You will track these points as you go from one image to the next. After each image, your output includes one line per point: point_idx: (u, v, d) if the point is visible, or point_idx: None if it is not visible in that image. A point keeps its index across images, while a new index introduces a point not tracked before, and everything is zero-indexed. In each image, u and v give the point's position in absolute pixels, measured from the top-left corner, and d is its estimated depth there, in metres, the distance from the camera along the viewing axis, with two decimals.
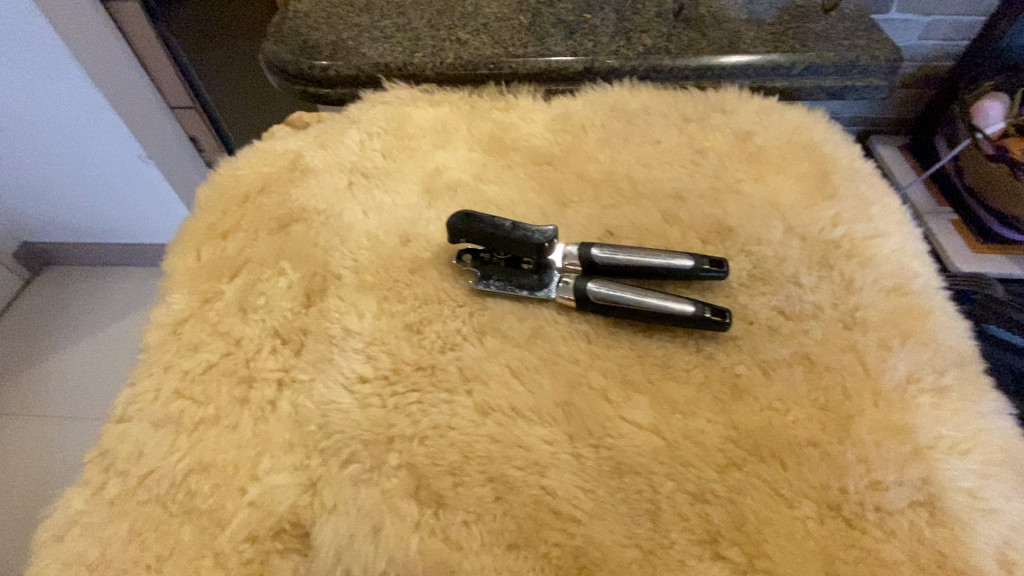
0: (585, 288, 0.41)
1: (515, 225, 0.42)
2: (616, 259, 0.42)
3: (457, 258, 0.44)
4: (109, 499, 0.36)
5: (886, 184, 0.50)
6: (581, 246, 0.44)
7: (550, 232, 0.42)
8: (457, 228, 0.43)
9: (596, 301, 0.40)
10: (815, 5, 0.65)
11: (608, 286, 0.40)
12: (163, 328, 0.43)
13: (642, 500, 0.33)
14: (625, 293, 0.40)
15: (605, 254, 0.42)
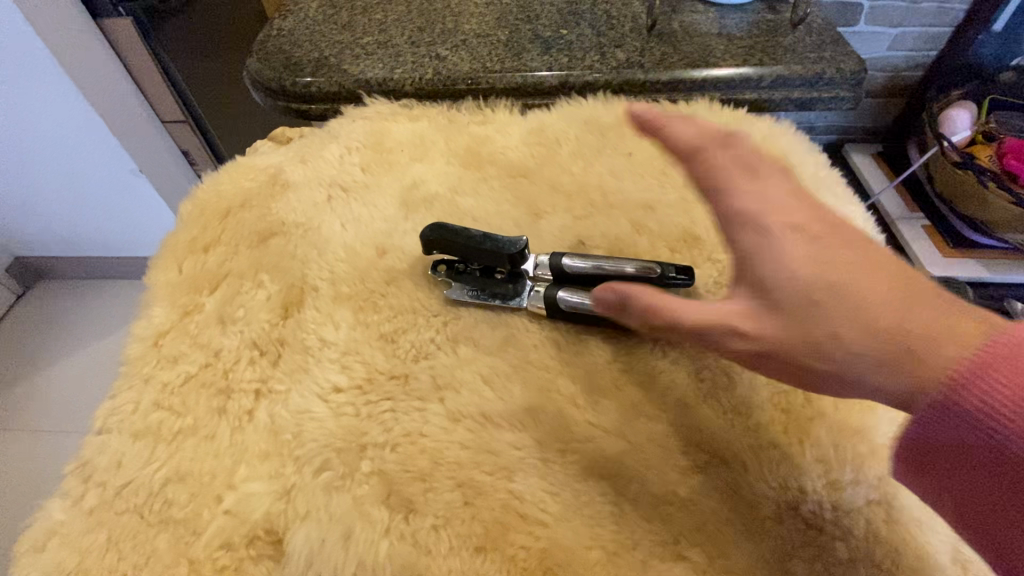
0: (555, 296, 0.42)
1: (487, 237, 0.44)
2: (586, 268, 0.43)
3: (432, 268, 0.45)
4: (88, 510, 0.36)
5: (850, 193, 0.52)
6: (552, 254, 0.45)
7: (520, 243, 0.43)
8: (431, 240, 0.44)
9: (566, 308, 0.42)
10: (784, 19, 0.67)
11: (580, 294, 0.42)
12: (144, 340, 0.43)
13: (606, 502, 0.34)
14: (596, 301, 0.41)
15: (576, 263, 0.44)
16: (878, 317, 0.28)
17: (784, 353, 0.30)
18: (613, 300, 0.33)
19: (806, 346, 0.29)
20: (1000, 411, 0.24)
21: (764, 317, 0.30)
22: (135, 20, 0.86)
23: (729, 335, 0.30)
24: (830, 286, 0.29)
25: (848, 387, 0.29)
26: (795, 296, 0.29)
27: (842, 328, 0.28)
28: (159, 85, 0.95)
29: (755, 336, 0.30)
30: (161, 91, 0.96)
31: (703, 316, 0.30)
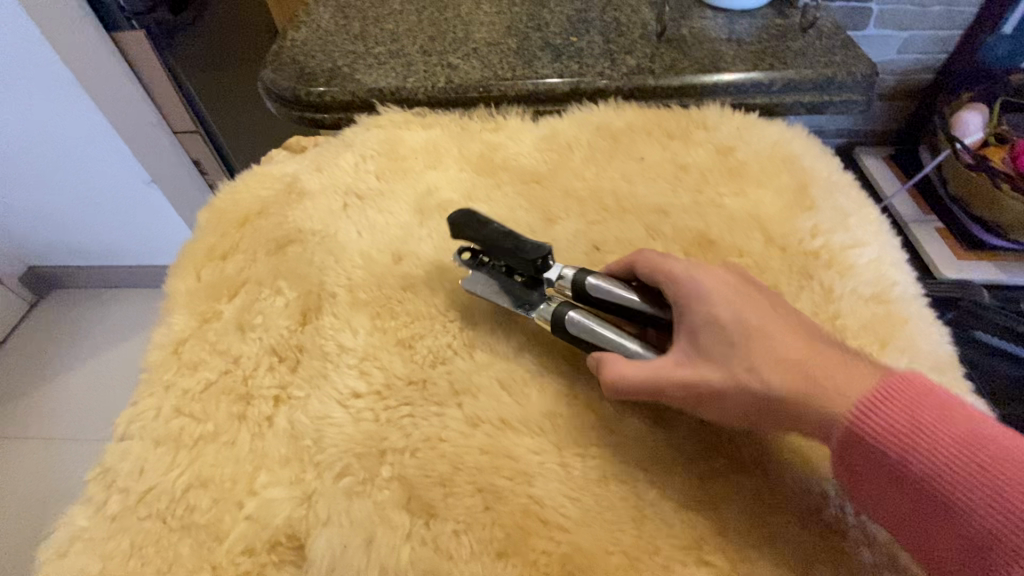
0: (562, 315, 0.40)
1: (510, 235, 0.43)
2: (622, 296, 0.41)
3: (458, 253, 0.46)
4: (111, 516, 0.37)
5: (865, 195, 0.51)
6: (599, 276, 0.41)
7: (542, 244, 0.42)
8: (459, 225, 0.44)
9: (567, 330, 0.39)
10: (794, 23, 0.67)
11: (591, 320, 0.39)
12: (164, 347, 0.44)
13: (628, 506, 0.34)
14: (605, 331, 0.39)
15: (599, 286, 0.41)
16: (788, 356, 0.34)
17: (713, 392, 0.35)
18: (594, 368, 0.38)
19: (735, 380, 0.34)
20: (900, 431, 0.29)
21: (699, 358, 0.36)
22: (147, 32, 0.88)
23: (666, 377, 0.36)
24: (749, 331, 0.35)
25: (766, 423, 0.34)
26: (722, 340, 0.35)
27: (761, 365, 0.34)
28: (169, 92, 0.97)
29: (689, 375, 0.35)
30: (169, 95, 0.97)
31: (652, 371, 0.36)
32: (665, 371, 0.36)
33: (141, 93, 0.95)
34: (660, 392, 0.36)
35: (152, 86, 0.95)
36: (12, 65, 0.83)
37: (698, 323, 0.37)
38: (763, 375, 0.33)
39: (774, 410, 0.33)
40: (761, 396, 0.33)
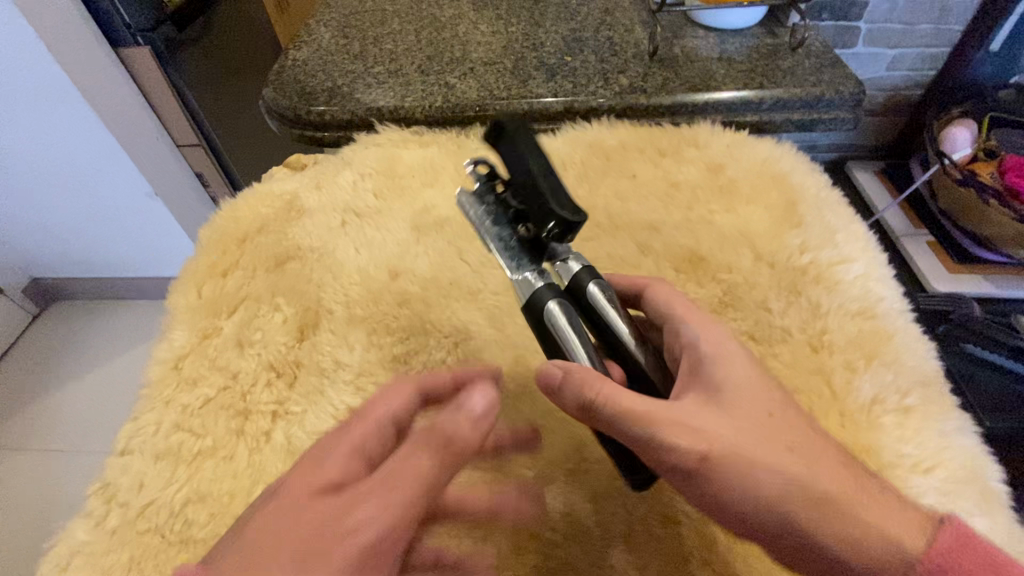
0: (545, 302, 0.34)
1: (544, 181, 0.33)
2: (611, 320, 0.35)
3: (473, 162, 0.38)
4: (111, 530, 0.37)
5: (852, 211, 0.52)
6: (603, 289, 0.35)
7: (573, 220, 0.31)
8: (495, 138, 0.35)
9: (541, 317, 0.34)
10: (783, 43, 0.68)
11: (566, 323, 0.34)
12: (165, 363, 0.45)
13: (616, 523, 0.36)
14: (574, 341, 0.34)
15: (601, 298, 0.35)
16: (830, 452, 0.33)
17: (725, 458, 0.32)
18: (555, 376, 0.33)
19: (763, 453, 0.32)
20: None
21: (728, 420, 0.33)
22: (152, 48, 0.87)
23: (673, 427, 0.32)
24: (795, 413, 0.34)
25: (736, 506, 0.32)
26: (768, 413, 0.34)
27: (804, 449, 0.33)
28: (174, 109, 0.96)
29: (707, 432, 0.32)
30: (175, 112, 0.96)
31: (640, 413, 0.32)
32: (676, 421, 0.32)
33: (140, 96, 0.93)
34: (658, 441, 0.32)
35: (155, 99, 0.94)
36: (17, 76, 0.86)
37: (735, 383, 0.35)
38: (804, 459, 0.32)
39: (771, 493, 0.31)
40: (791, 478, 0.31)
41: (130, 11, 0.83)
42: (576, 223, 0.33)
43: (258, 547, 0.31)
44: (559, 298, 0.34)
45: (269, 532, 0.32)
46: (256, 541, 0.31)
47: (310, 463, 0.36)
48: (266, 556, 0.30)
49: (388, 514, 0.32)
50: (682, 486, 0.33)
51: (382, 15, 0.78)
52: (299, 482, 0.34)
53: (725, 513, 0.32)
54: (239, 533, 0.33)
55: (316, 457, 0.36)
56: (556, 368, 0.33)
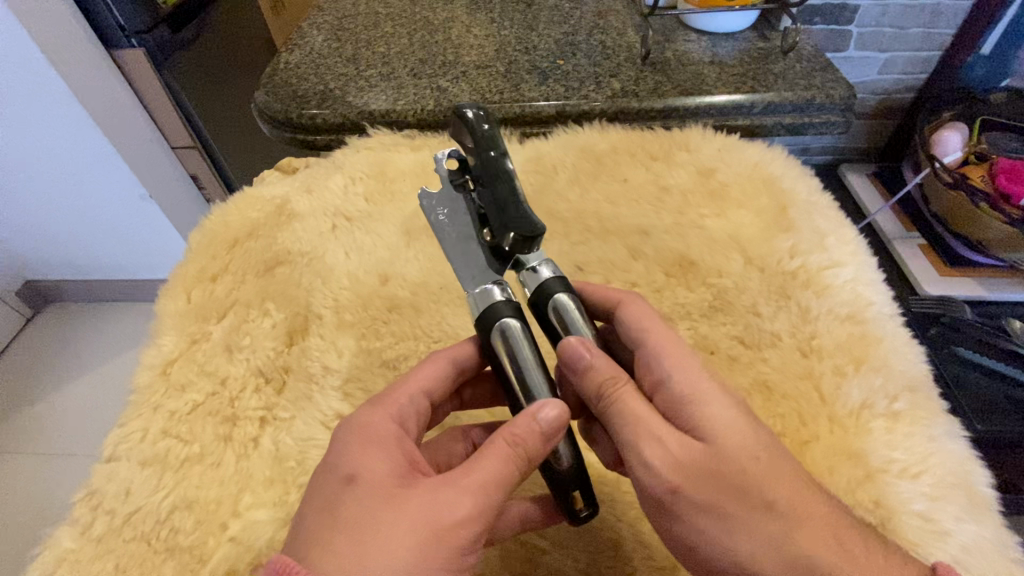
0: (501, 315, 0.33)
1: (499, 193, 0.32)
2: (578, 335, 0.33)
3: (442, 155, 0.39)
4: (96, 537, 0.37)
5: (843, 216, 0.52)
6: (572, 302, 0.34)
7: (525, 235, 0.30)
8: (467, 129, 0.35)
9: (494, 330, 0.33)
10: (775, 47, 0.69)
11: (519, 342, 0.32)
12: (153, 368, 0.44)
13: (605, 529, 0.36)
14: (530, 362, 0.32)
15: (565, 312, 0.34)
16: (819, 513, 0.29)
17: (698, 498, 0.30)
18: (579, 361, 0.32)
19: (737, 507, 0.29)
20: None
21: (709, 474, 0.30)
22: (146, 51, 0.88)
23: (655, 452, 0.30)
24: (792, 465, 0.31)
25: (695, 540, 0.30)
26: (761, 468, 0.30)
27: (789, 507, 0.29)
28: (171, 115, 0.97)
29: (684, 470, 0.30)
30: (170, 117, 0.97)
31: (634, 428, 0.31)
32: (661, 447, 0.30)
33: (135, 101, 0.94)
34: (636, 459, 0.31)
35: (148, 100, 0.95)
36: (12, 81, 0.84)
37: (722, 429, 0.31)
38: (784, 520, 0.29)
39: (736, 541, 0.29)
40: (764, 533, 0.29)
41: (124, 12, 0.83)
42: (532, 237, 0.31)
43: (357, 542, 0.27)
44: (516, 316, 0.33)
45: (362, 523, 0.28)
46: (354, 535, 0.28)
47: (364, 439, 0.32)
48: (371, 550, 0.27)
49: (481, 498, 0.29)
50: (648, 503, 0.32)
51: (375, 19, 0.78)
52: (369, 464, 0.31)
53: (680, 541, 0.31)
54: (318, 520, 0.29)
55: (373, 435, 0.32)
56: (586, 354, 0.32)
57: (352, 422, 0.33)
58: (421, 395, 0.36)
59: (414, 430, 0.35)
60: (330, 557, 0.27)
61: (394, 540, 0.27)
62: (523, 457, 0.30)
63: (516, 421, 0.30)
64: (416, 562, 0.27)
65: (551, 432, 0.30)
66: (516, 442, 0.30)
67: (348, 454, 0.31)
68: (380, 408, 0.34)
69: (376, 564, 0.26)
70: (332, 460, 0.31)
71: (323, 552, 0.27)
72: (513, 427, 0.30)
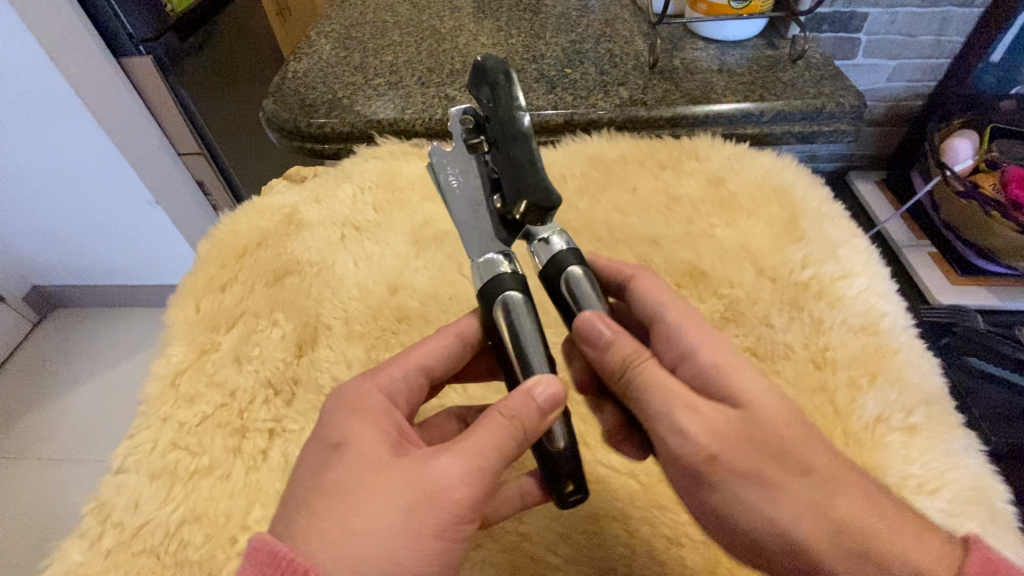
0: (505, 287, 0.32)
1: (514, 155, 0.30)
2: (591, 310, 0.32)
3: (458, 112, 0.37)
4: (105, 551, 0.36)
5: (854, 225, 0.52)
6: (586, 273, 0.32)
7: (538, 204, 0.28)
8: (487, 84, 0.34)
9: (499, 301, 0.32)
10: (784, 55, 0.68)
11: (520, 315, 0.31)
12: (161, 379, 0.44)
13: (618, 544, 0.36)
14: (531, 336, 0.31)
15: (575, 284, 0.32)
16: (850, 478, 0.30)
17: (740, 464, 0.29)
18: (600, 335, 0.31)
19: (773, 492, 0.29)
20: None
21: (744, 461, 0.30)
22: (154, 58, 0.87)
23: (693, 420, 0.30)
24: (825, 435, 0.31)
25: (732, 513, 0.30)
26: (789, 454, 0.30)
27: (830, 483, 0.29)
28: (177, 120, 0.95)
29: (716, 463, 0.30)
30: (180, 127, 0.96)
31: (664, 400, 0.30)
32: (696, 414, 0.30)
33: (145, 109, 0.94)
34: (670, 429, 0.30)
35: (156, 107, 0.94)
36: (21, 85, 0.84)
37: (756, 408, 0.30)
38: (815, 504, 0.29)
39: (776, 511, 0.29)
40: (804, 501, 0.29)
41: (131, 19, 0.83)
42: (548, 207, 0.29)
43: (344, 507, 0.27)
44: (519, 289, 0.32)
45: (350, 489, 0.28)
46: (343, 500, 0.27)
47: (354, 412, 0.31)
48: (361, 517, 0.27)
49: (476, 468, 0.28)
50: (680, 476, 0.31)
51: (383, 27, 0.79)
52: (358, 432, 0.30)
53: (714, 512, 0.31)
54: (308, 486, 0.29)
55: (363, 406, 0.32)
56: (603, 328, 0.31)
57: (344, 392, 0.33)
58: (417, 370, 0.35)
59: (404, 404, 0.34)
60: (319, 521, 0.27)
61: (382, 506, 0.27)
62: (520, 432, 0.29)
63: (512, 396, 0.29)
64: (403, 529, 0.27)
65: (548, 409, 0.29)
66: (513, 417, 0.29)
67: (336, 423, 0.31)
68: (370, 381, 0.33)
69: (363, 527, 0.26)
70: (322, 429, 0.31)
71: (312, 517, 0.27)
72: (509, 402, 0.29)
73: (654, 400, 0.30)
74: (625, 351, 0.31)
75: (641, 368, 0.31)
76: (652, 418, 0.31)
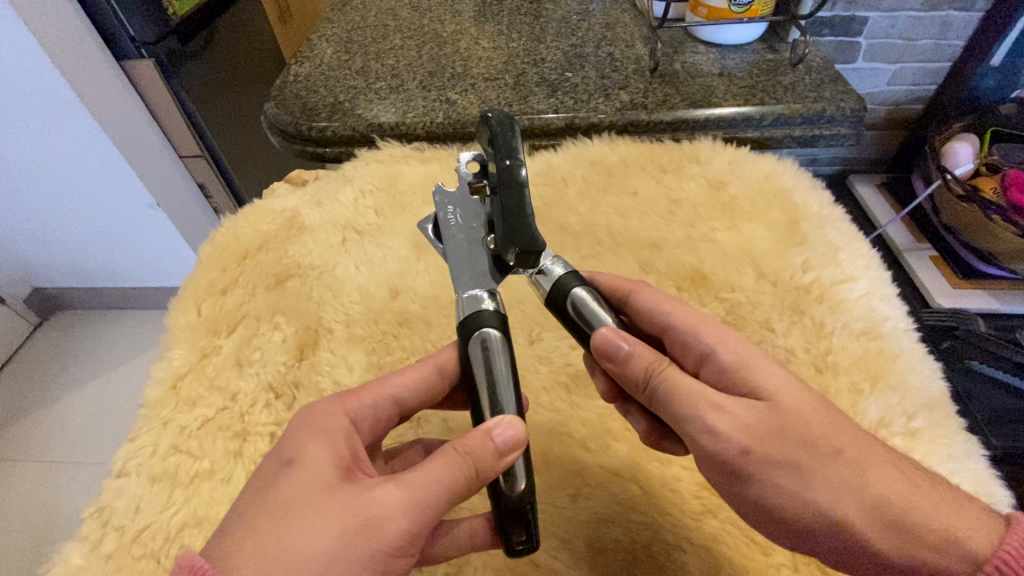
0: (482, 324, 0.32)
1: (507, 200, 0.32)
2: (605, 326, 0.32)
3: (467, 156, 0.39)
4: (106, 555, 0.36)
5: (855, 229, 0.52)
6: (592, 294, 0.33)
7: (524, 250, 0.30)
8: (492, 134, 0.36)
9: (474, 340, 0.32)
10: (784, 58, 0.69)
11: (497, 356, 0.31)
12: (163, 383, 0.44)
13: (620, 549, 0.36)
14: (504, 381, 0.31)
15: (580, 306, 0.33)
16: (878, 453, 0.30)
17: (769, 460, 0.29)
18: (619, 350, 0.31)
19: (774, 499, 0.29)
20: None
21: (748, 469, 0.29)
22: (155, 60, 0.87)
23: (721, 419, 0.30)
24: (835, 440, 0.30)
25: None
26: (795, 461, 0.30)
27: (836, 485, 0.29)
28: (179, 122, 0.96)
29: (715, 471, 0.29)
30: (180, 128, 0.96)
31: (694, 403, 0.30)
32: (725, 413, 0.30)
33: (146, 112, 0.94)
34: None
35: (158, 110, 0.94)
36: (22, 89, 0.85)
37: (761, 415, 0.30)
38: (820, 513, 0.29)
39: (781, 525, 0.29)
40: None
41: (135, 24, 0.83)
42: (532, 252, 0.31)
43: (280, 524, 0.27)
44: (498, 328, 0.32)
45: (291, 507, 0.28)
46: (280, 517, 0.27)
47: (313, 430, 0.31)
48: (293, 538, 0.27)
49: (420, 504, 0.28)
50: (716, 475, 0.31)
51: (383, 31, 0.79)
52: (312, 452, 0.30)
53: (754, 505, 0.31)
54: (252, 500, 0.29)
55: (325, 426, 0.32)
56: (622, 343, 0.31)
57: (311, 408, 0.33)
58: (388, 401, 0.34)
59: (367, 430, 0.34)
60: (253, 536, 0.27)
61: (319, 530, 0.27)
62: (472, 471, 0.29)
63: (471, 434, 0.30)
64: (331, 554, 0.26)
65: (505, 450, 0.29)
66: (468, 454, 0.29)
67: (295, 438, 0.31)
68: (339, 402, 0.33)
69: (294, 547, 0.26)
70: (282, 443, 0.31)
71: (246, 532, 0.27)
72: (466, 440, 0.29)
73: (683, 406, 0.31)
74: (644, 361, 0.31)
75: (664, 376, 0.31)
76: (684, 424, 0.31)
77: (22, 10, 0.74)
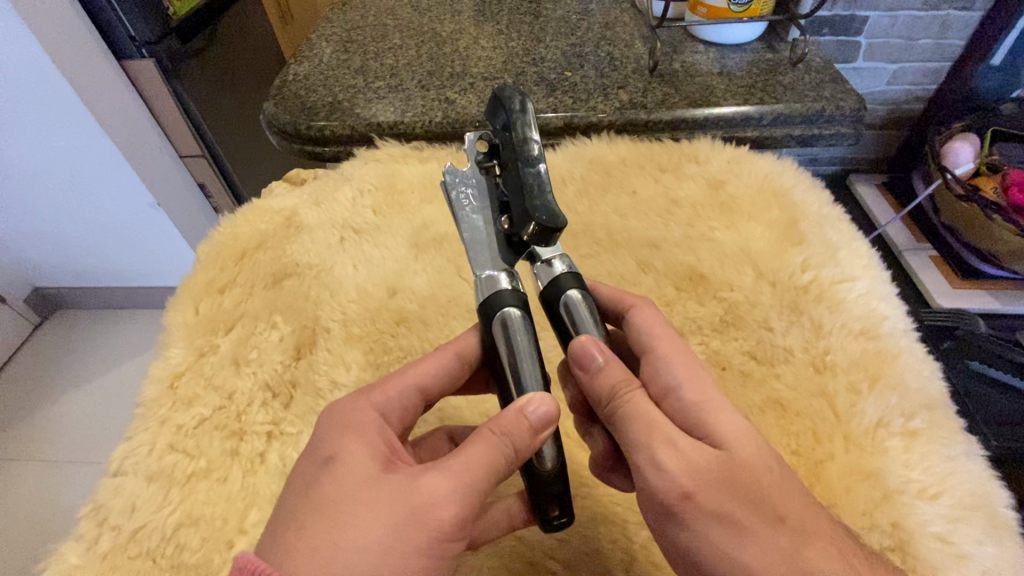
0: (502, 300, 0.32)
1: (528, 177, 0.32)
2: (588, 335, 0.32)
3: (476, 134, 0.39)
4: (102, 554, 0.36)
5: (855, 228, 0.52)
6: (585, 298, 0.33)
7: (545, 225, 0.29)
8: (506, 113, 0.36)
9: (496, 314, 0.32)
10: (784, 57, 0.68)
11: (518, 333, 0.31)
12: (160, 381, 0.44)
13: (617, 549, 0.35)
14: (528, 356, 0.31)
15: (574, 305, 0.33)
16: None
17: None
18: (593, 361, 0.31)
19: (770, 502, 0.29)
20: None
21: (745, 469, 0.29)
22: (156, 61, 0.87)
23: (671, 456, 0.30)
24: None
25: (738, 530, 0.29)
26: None
27: None
28: (180, 123, 0.95)
29: (712, 470, 0.29)
30: (181, 127, 0.96)
31: (649, 431, 0.30)
32: (675, 450, 0.30)
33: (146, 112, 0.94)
34: (666, 452, 0.30)
35: (159, 110, 0.94)
36: (22, 88, 0.85)
37: None
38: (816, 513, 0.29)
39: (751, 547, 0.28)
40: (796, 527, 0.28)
41: (135, 24, 0.83)
42: (552, 228, 0.30)
43: (327, 523, 0.27)
44: (519, 307, 0.32)
45: (337, 506, 0.28)
46: (328, 517, 0.27)
47: (345, 427, 0.31)
48: (345, 536, 0.27)
49: (463, 486, 0.28)
50: (650, 507, 0.31)
51: (383, 30, 0.79)
52: (348, 450, 0.30)
53: (682, 549, 0.30)
54: (294, 502, 0.29)
55: (356, 423, 0.31)
56: (597, 355, 0.31)
57: (338, 406, 0.33)
58: (413, 390, 0.34)
59: (398, 421, 0.33)
60: (304, 538, 0.27)
61: (370, 524, 0.27)
62: (510, 449, 0.29)
63: (503, 413, 0.30)
64: (385, 546, 0.27)
65: (539, 426, 0.29)
66: (504, 435, 0.29)
67: (327, 438, 0.31)
68: (366, 397, 0.33)
69: (348, 545, 0.26)
70: (313, 444, 0.31)
71: (297, 535, 0.27)
72: (500, 420, 0.29)
73: (639, 430, 0.30)
74: (611, 379, 0.31)
75: (626, 399, 0.31)
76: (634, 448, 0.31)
77: (21, 10, 0.74)
